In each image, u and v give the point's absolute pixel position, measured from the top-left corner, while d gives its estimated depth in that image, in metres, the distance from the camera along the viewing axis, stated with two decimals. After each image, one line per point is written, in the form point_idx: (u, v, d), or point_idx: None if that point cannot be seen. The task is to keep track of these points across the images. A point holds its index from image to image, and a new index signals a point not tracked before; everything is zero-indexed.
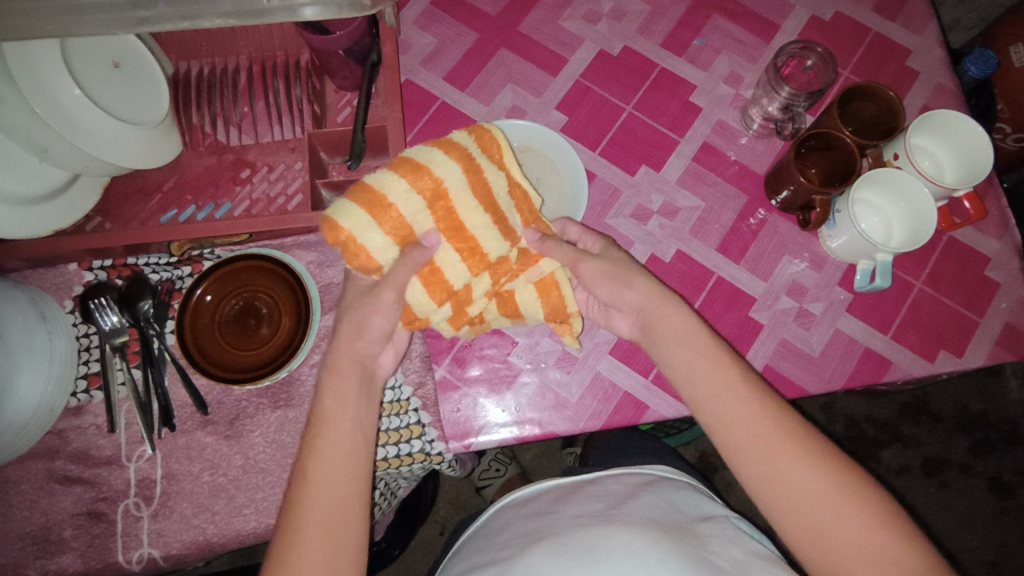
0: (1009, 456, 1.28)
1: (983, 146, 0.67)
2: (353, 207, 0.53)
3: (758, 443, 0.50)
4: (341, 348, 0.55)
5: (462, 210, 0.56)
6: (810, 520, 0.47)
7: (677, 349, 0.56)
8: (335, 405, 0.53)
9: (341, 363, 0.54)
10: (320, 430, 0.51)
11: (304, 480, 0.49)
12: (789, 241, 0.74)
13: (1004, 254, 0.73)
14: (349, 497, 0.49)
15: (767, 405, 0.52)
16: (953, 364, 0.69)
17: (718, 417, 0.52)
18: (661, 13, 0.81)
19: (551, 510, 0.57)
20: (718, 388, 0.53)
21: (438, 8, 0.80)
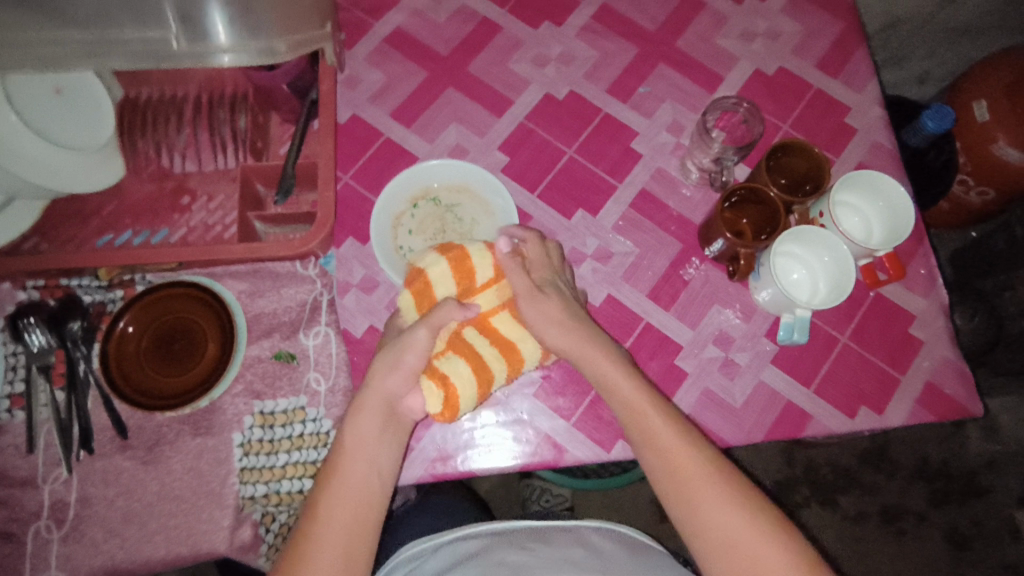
0: (967, 509, 1.28)
1: (906, 209, 0.68)
2: (455, 395, 0.61)
3: (692, 490, 0.54)
4: (376, 385, 0.60)
5: (518, 342, 0.65)
6: (739, 560, 0.51)
7: (612, 385, 0.61)
8: (360, 443, 0.58)
9: (378, 390, 0.60)
10: (342, 471, 0.56)
11: (315, 513, 0.54)
12: (720, 290, 0.75)
13: (930, 313, 0.74)
14: (362, 504, 0.55)
15: (704, 453, 0.56)
16: (873, 421, 0.70)
17: (655, 454, 0.57)
18: (609, 60, 0.83)
19: (528, 546, 0.60)
20: (650, 423, 0.58)
21: (390, 45, 0.82)
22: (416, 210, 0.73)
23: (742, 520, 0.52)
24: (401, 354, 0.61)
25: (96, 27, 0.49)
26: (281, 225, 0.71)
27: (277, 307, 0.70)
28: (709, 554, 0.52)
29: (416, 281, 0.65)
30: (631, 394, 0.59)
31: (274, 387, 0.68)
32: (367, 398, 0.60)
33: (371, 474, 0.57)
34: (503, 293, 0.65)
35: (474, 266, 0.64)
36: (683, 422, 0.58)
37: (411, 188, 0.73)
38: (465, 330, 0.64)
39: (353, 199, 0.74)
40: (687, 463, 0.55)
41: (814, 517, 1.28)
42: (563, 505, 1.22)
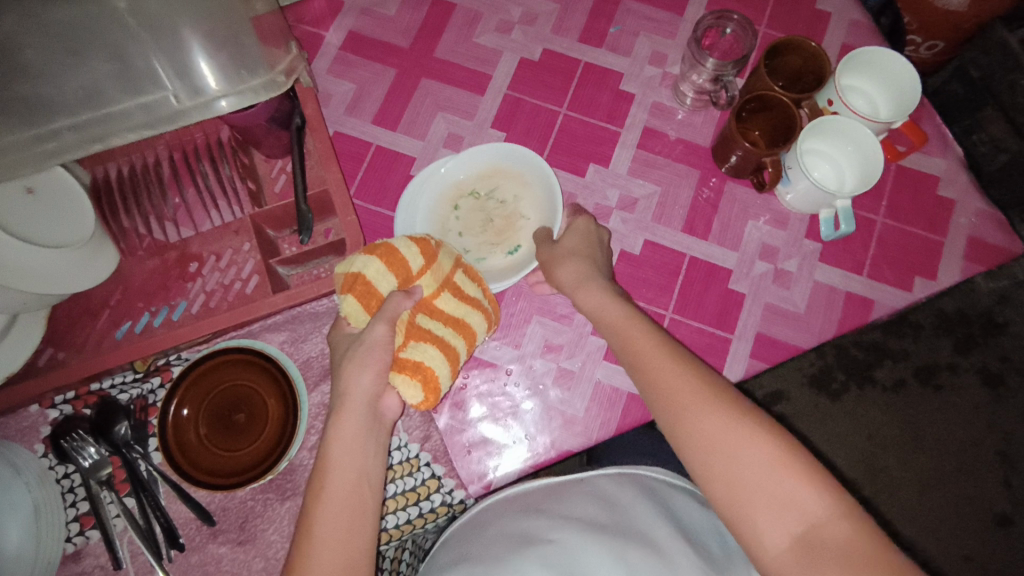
0: (996, 346, 1.28)
1: (911, 81, 0.69)
2: (433, 384, 0.57)
3: (711, 437, 0.47)
4: (348, 387, 0.53)
5: (467, 318, 0.61)
6: (765, 506, 0.45)
7: (621, 335, 0.56)
8: (344, 456, 0.51)
9: (351, 396, 0.53)
10: (326, 487, 0.49)
11: (306, 537, 0.47)
12: (749, 205, 0.74)
13: (952, 170, 0.75)
14: (360, 512, 0.49)
15: (721, 397, 0.49)
16: (929, 288, 0.71)
17: (662, 399, 0.51)
18: (572, 8, 0.80)
19: (544, 508, 0.57)
20: (656, 367, 0.52)
21: (350, 52, 0.78)
22: (458, 209, 0.71)
23: (762, 456, 0.46)
24: (360, 361, 0.54)
25: (89, 109, 0.45)
26: (302, 265, 0.70)
27: (325, 348, 0.67)
28: (731, 500, 0.46)
29: (349, 287, 0.58)
30: (645, 341, 0.54)
31: None
32: (346, 403, 0.53)
33: (361, 483, 0.50)
34: (440, 276, 0.61)
35: (405, 257, 0.59)
36: (691, 362, 0.52)
37: (446, 187, 0.71)
38: (415, 318, 0.60)
39: (366, 217, 0.73)
40: (689, 399, 0.50)
41: (856, 399, 1.30)
42: None
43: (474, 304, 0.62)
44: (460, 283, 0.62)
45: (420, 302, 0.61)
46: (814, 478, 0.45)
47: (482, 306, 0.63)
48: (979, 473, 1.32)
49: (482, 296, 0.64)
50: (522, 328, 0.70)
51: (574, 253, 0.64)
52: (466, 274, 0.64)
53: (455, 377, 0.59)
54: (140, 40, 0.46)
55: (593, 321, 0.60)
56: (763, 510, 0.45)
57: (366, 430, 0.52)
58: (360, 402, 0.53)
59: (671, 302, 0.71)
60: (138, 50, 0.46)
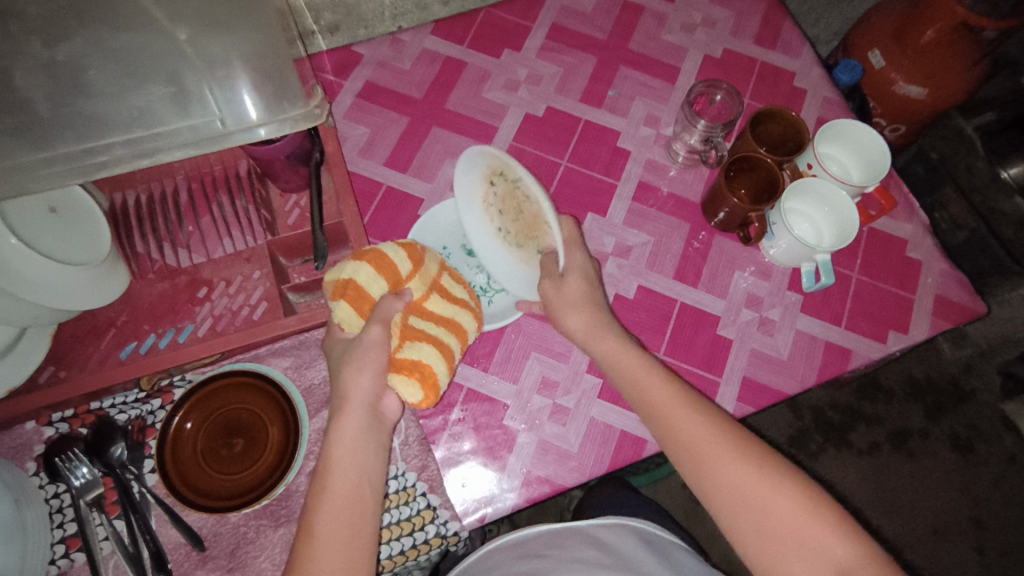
0: (959, 414, 1.40)
1: (880, 148, 0.76)
2: (434, 374, 0.58)
3: (737, 488, 0.52)
4: (346, 391, 0.56)
5: (456, 317, 0.64)
6: (791, 552, 0.49)
7: (635, 384, 0.60)
8: (342, 454, 0.53)
9: (346, 399, 0.56)
10: (326, 483, 0.52)
11: (307, 538, 0.49)
12: (736, 257, 0.79)
13: (918, 234, 0.81)
14: (354, 512, 0.51)
15: (743, 447, 0.54)
16: (902, 341, 0.76)
17: (682, 448, 0.56)
18: (574, 72, 0.87)
19: (544, 554, 0.58)
20: (673, 414, 0.57)
21: (366, 100, 0.83)
22: (494, 186, 0.69)
23: (788, 505, 0.51)
24: (357, 367, 0.56)
25: (142, 128, 0.48)
26: (311, 292, 0.74)
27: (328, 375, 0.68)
28: (736, 526, 0.52)
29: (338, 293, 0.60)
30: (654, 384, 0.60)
31: None
32: (344, 406, 0.56)
33: (360, 482, 0.53)
34: (426, 278, 0.64)
35: (393, 260, 0.62)
36: (711, 413, 0.57)
37: (481, 165, 0.68)
38: (408, 320, 0.62)
39: None
40: (693, 435, 0.56)
41: (834, 460, 1.36)
42: None
43: (457, 302, 0.65)
44: (445, 286, 0.66)
45: (410, 305, 0.63)
46: (811, 503, 0.51)
47: (469, 306, 0.66)
48: (953, 538, 1.34)
49: (464, 294, 0.67)
50: (521, 362, 0.73)
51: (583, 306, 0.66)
52: (451, 277, 0.67)
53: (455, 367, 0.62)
54: (189, 65, 0.48)
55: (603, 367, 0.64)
56: (796, 560, 0.49)
57: (365, 431, 0.55)
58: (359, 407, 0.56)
59: (663, 344, 0.74)
60: (189, 76, 0.48)
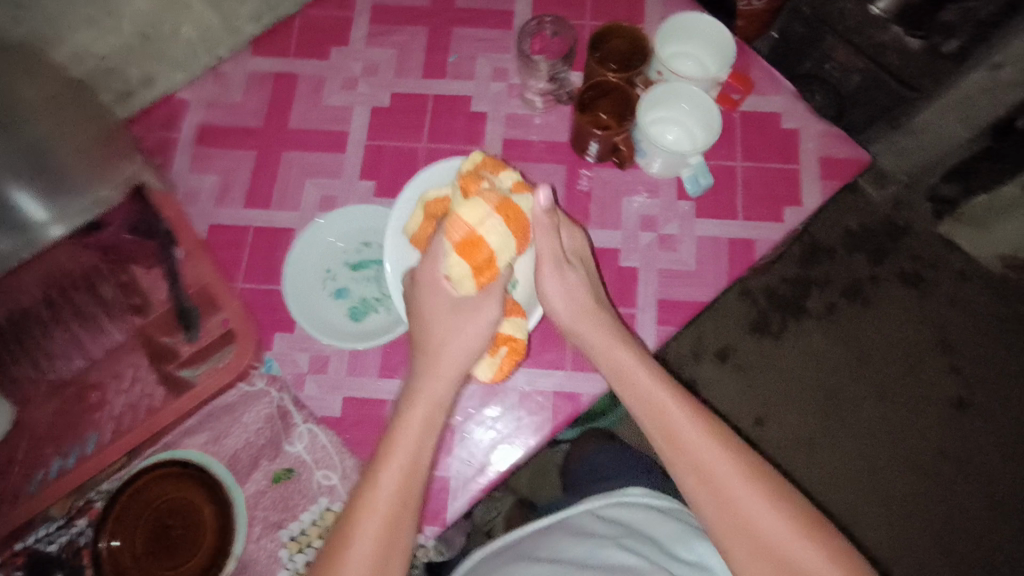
0: (903, 248, 1.43)
1: (719, 30, 0.75)
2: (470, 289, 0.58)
3: (754, 534, 0.52)
4: (417, 392, 0.57)
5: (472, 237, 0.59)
6: None
7: (650, 402, 0.59)
8: (411, 416, 0.56)
9: (425, 395, 0.57)
10: (377, 475, 0.53)
11: (346, 538, 0.51)
12: (621, 184, 0.77)
13: (789, 103, 0.80)
14: (396, 511, 0.52)
15: (764, 482, 0.54)
16: (799, 214, 0.76)
17: (696, 473, 0.55)
18: (408, 49, 0.83)
19: (534, 556, 0.60)
20: (693, 445, 0.55)
21: (206, 146, 0.79)
22: None
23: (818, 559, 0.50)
24: (444, 340, 0.59)
25: None
26: (201, 362, 0.69)
27: (249, 436, 0.66)
28: (713, 520, 0.53)
29: (457, 227, 0.57)
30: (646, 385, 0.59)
31: (291, 508, 0.64)
32: (434, 359, 0.59)
33: (410, 472, 0.54)
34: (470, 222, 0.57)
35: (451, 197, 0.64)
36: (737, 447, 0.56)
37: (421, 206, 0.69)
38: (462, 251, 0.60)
39: (257, 296, 0.72)
40: (685, 432, 0.56)
41: (799, 333, 1.39)
42: None
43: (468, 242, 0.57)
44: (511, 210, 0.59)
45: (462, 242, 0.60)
46: (824, 539, 0.51)
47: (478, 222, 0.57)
48: (927, 369, 1.37)
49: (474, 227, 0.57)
50: None
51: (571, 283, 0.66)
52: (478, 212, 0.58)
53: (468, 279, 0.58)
54: None
55: (617, 384, 0.61)
56: None
57: (423, 432, 0.56)
58: (426, 411, 0.56)
59: None
60: None
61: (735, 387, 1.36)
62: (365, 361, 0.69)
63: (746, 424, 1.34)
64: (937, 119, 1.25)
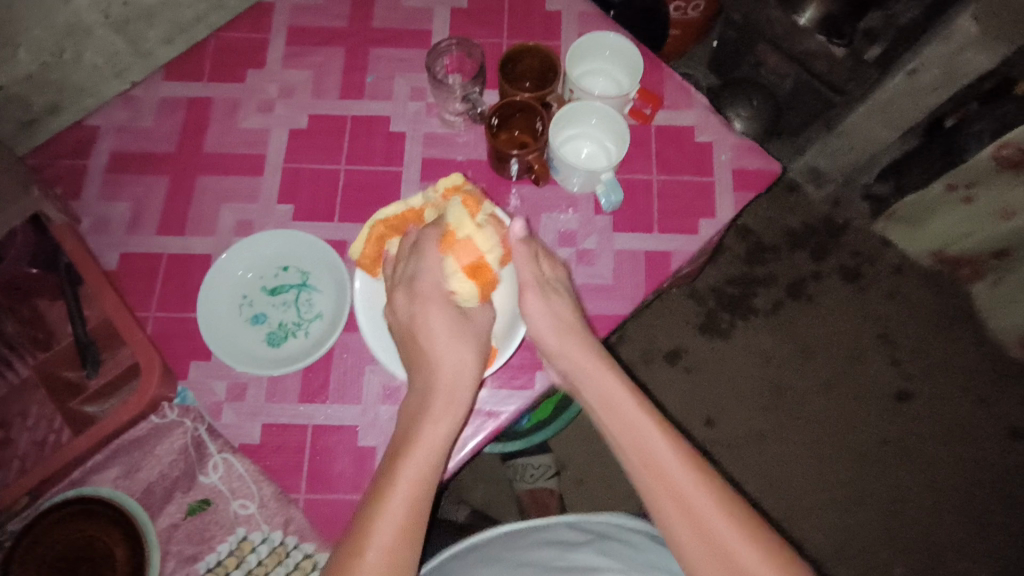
0: (841, 245, 1.47)
1: (629, 49, 0.76)
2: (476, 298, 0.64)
3: (705, 535, 0.52)
4: (441, 395, 0.59)
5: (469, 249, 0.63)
6: None
7: (614, 407, 0.61)
8: (428, 433, 0.56)
9: (445, 398, 0.59)
10: (404, 468, 0.54)
11: (365, 532, 0.50)
12: (540, 200, 0.78)
13: (702, 117, 0.82)
14: (418, 512, 0.52)
15: (718, 487, 0.55)
16: (714, 225, 0.78)
17: (652, 473, 0.56)
18: (325, 70, 0.83)
19: (502, 557, 0.63)
20: (653, 448, 0.57)
21: (118, 173, 0.78)
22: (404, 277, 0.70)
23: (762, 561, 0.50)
24: (443, 348, 0.61)
25: None
26: (107, 395, 0.67)
27: (162, 469, 0.65)
28: (667, 522, 0.54)
29: (467, 253, 0.63)
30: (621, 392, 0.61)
31: (207, 541, 0.63)
32: (445, 378, 0.60)
33: (432, 471, 0.55)
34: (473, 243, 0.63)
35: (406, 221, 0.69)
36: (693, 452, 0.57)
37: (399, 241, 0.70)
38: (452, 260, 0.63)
39: (171, 324, 0.71)
40: (647, 435, 0.58)
41: (744, 332, 1.41)
42: (548, 472, 1.22)
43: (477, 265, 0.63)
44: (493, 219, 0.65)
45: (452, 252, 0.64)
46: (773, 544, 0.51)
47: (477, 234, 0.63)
48: (868, 363, 1.40)
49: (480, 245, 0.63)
50: (357, 382, 0.69)
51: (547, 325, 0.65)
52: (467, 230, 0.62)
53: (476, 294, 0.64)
54: None
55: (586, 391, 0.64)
56: None
57: (443, 436, 0.57)
58: (452, 411, 0.58)
59: None
60: None
61: (683, 389, 1.38)
62: (284, 387, 0.69)
63: (698, 424, 1.35)
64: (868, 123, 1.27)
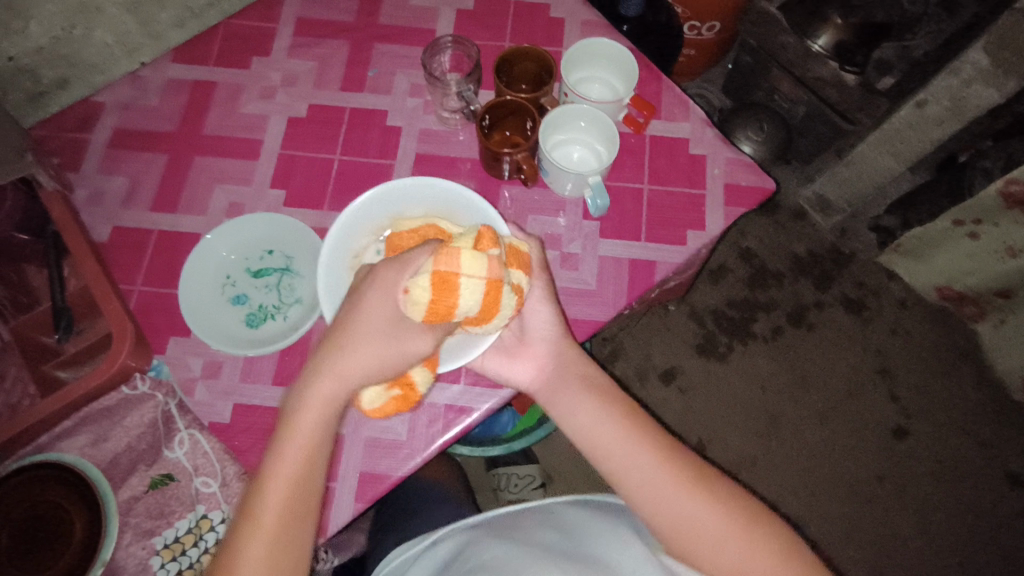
0: (847, 277, 1.45)
1: (623, 56, 0.77)
2: (419, 306, 0.52)
3: (663, 490, 0.56)
4: (327, 371, 0.53)
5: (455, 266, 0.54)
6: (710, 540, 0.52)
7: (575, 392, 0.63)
8: (307, 417, 0.53)
9: (331, 376, 0.53)
10: (284, 450, 0.52)
11: (251, 510, 0.51)
12: (529, 202, 0.78)
13: (698, 130, 0.82)
14: (304, 495, 0.52)
15: (671, 449, 0.59)
16: (703, 237, 0.77)
17: (612, 447, 0.59)
18: (328, 62, 0.84)
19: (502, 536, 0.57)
20: (610, 424, 0.60)
21: (118, 149, 0.80)
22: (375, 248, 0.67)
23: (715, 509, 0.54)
24: (344, 328, 0.54)
25: None
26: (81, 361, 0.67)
27: (130, 440, 0.65)
28: (614, 474, 0.58)
29: (448, 262, 0.53)
30: (577, 361, 0.65)
31: (166, 515, 0.63)
32: (337, 359, 0.53)
33: (315, 453, 0.53)
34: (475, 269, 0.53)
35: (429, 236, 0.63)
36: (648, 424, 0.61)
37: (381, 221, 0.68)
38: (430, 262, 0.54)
39: (153, 299, 0.73)
40: (604, 412, 0.61)
41: (741, 357, 1.39)
42: (534, 482, 1.20)
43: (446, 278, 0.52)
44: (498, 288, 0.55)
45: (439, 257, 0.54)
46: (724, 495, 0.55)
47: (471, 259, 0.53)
48: (866, 396, 1.37)
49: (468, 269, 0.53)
50: None
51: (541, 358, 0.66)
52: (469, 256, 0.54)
53: (426, 305, 0.52)
54: None
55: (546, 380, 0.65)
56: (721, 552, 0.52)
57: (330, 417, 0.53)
58: (331, 393, 0.53)
59: None
60: None
61: (678, 410, 1.35)
62: (261, 368, 0.70)
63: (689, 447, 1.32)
64: (874, 153, 1.26)
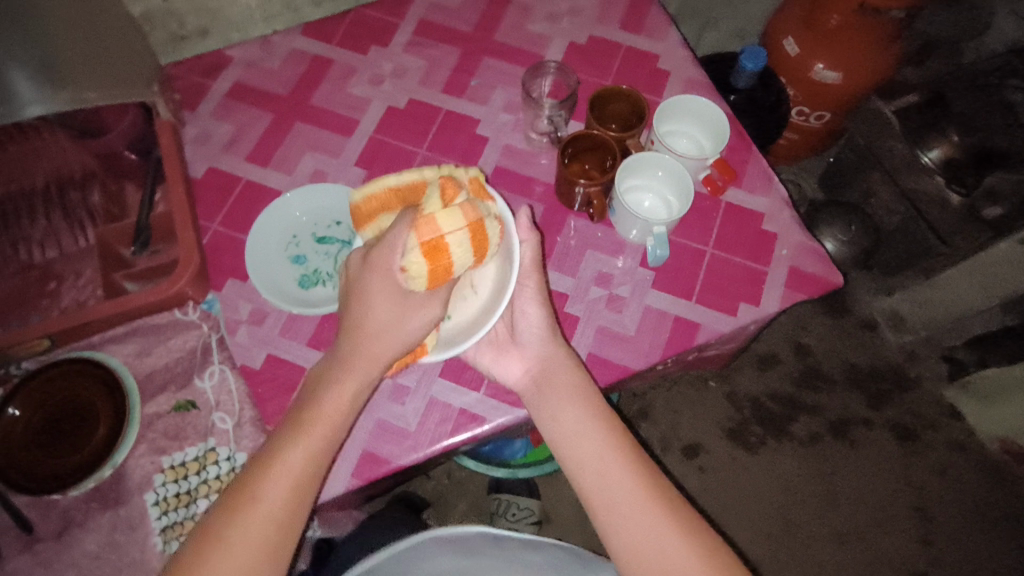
0: (903, 402, 1.37)
1: (717, 118, 0.78)
2: (423, 277, 0.54)
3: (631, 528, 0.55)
4: (365, 349, 0.54)
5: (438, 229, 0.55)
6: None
7: (559, 402, 0.62)
8: (334, 397, 0.53)
9: (367, 353, 0.54)
10: (310, 416, 0.52)
11: (262, 473, 0.50)
12: (590, 236, 0.79)
13: (775, 208, 0.81)
14: (315, 469, 0.51)
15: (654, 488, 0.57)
16: (752, 313, 0.76)
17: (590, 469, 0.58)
18: (437, 65, 0.89)
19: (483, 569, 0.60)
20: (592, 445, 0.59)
21: (233, 99, 0.86)
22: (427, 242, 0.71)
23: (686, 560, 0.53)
24: (368, 306, 0.54)
25: None
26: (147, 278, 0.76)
27: (168, 360, 0.71)
28: (588, 496, 0.58)
29: (430, 229, 0.54)
30: (565, 362, 0.64)
31: (180, 439, 0.68)
32: (367, 341, 0.54)
33: (336, 429, 0.53)
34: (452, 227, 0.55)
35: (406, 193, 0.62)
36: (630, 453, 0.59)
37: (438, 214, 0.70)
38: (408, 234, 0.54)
39: (223, 239, 0.77)
40: (583, 430, 0.60)
41: (772, 452, 1.33)
42: (530, 518, 1.19)
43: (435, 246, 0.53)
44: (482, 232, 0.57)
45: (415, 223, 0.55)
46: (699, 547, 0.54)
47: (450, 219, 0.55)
48: (894, 528, 1.28)
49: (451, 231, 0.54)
50: None
51: (532, 357, 0.65)
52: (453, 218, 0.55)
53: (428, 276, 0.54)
54: None
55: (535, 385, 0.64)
56: None
57: (358, 390, 0.54)
58: (363, 372, 0.54)
59: None
60: None
61: (693, 485, 1.30)
62: (299, 327, 0.71)
63: None
64: (965, 280, 1.20)
